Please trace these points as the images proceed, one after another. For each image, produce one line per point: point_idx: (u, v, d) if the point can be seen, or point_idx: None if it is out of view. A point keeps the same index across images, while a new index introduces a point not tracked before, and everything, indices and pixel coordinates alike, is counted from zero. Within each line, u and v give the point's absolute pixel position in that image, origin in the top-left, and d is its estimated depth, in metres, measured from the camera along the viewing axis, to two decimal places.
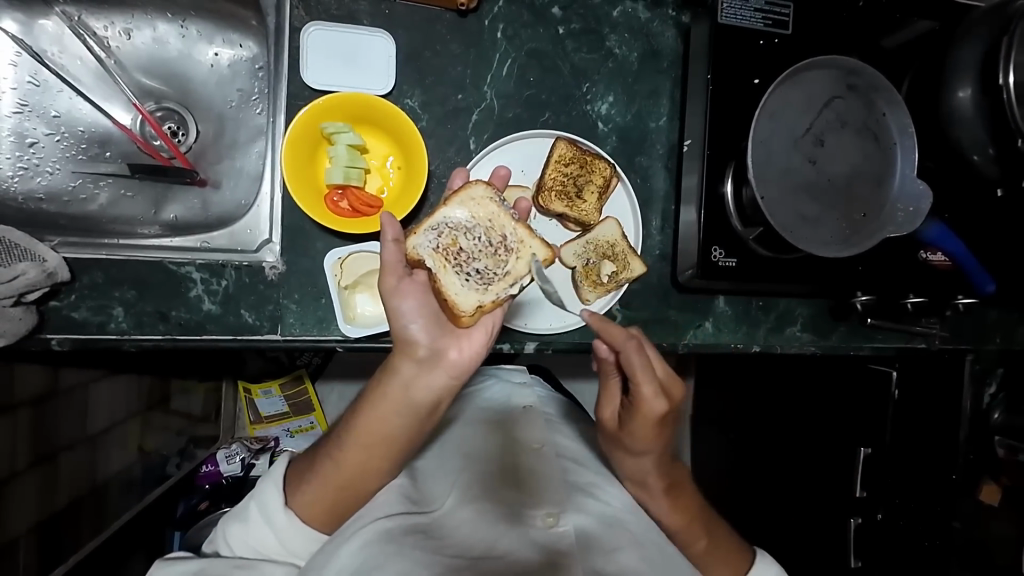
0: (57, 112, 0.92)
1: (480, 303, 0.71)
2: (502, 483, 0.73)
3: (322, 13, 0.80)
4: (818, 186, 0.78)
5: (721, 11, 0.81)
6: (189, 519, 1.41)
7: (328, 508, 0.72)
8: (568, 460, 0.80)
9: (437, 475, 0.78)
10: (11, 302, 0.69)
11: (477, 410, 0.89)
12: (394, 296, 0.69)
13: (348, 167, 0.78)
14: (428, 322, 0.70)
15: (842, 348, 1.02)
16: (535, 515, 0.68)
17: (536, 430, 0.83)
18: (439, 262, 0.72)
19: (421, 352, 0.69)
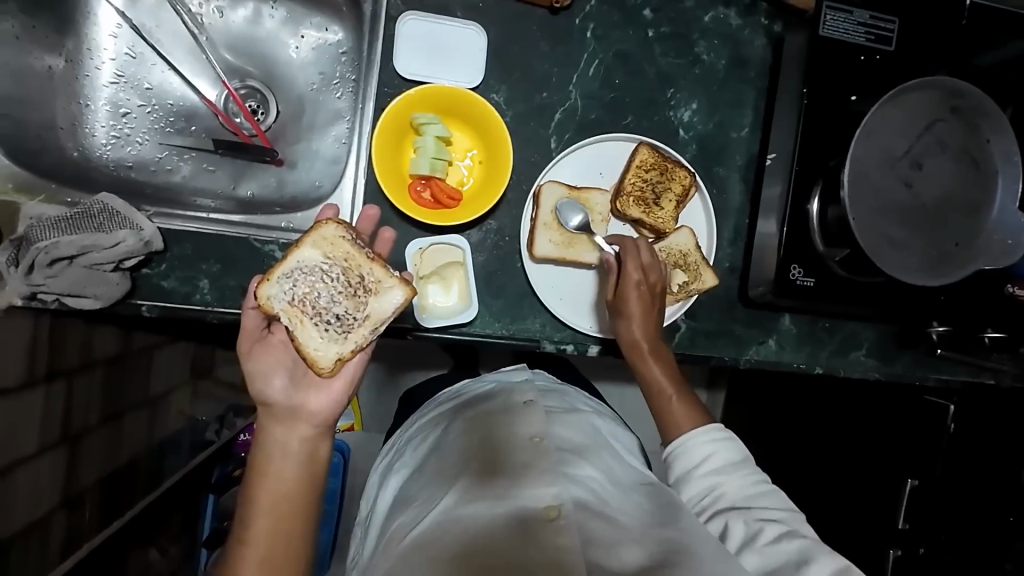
0: (150, 85, 0.94)
1: (339, 357, 0.71)
2: (496, 475, 0.63)
3: (418, 3, 0.80)
4: (912, 210, 0.75)
5: (823, 22, 0.79)
6: (224, 484, 1.49)
7: None
8: (566, 451, 0.68)
9: (433, 476, 0.69)
10: (110, 268, 0.72)
11: (471, 414, 0.77)
12: (251, 360, 0.70)
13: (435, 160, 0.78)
14: (289, 377, 0.70)
15: (907, 376, 0.99)
16: (534, 507, 0.58)
17: (528, 424, 0.71)
18: (295, 316, 0.71)
19: (281, 410, 0.69)
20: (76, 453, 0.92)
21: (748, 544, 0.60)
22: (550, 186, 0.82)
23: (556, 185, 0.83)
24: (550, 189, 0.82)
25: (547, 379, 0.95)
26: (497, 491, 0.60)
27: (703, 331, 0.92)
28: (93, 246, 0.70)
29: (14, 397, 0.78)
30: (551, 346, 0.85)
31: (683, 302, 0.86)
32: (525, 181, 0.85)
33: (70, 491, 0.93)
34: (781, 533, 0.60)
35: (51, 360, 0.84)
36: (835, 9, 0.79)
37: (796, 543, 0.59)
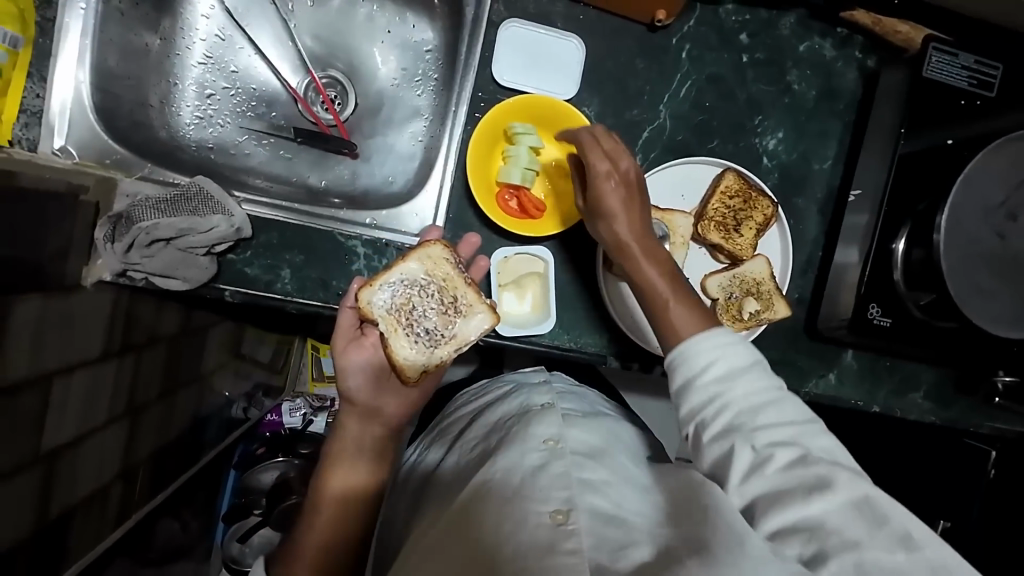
0: (236, 68, 0.95)
1: (423, 368, 0.72)
2: (505, 473, 0.56)
3: (520, 11, 0.81)
4: (1004, 261, 0.74)
5: (928, 63, 0.78)
6: (245, 462, 1.53)
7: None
8: (582, 455, 0.59)
9: (447, 483, 0.64)
10: (202, 251, 0.73)
11: (490, 424, 0.71)
12: (343, 358, 0.72)
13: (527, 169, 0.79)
14: (369, 379, 0.72)
15: (960, 422, 0.98)
16: (542, 512, 0.51)
17: (540, 425, 0.63)
18: (390, 325, 0.72)
19: (361, 408, 0.72)
20: (136, 426, 0.94)
21: (755, 474, 0.54)
22: None
23: None
24: None
25: (568, 384, 0.89)
26: (505, 494, 0.54)
27: (766, 360, 0.92)
28: (189, 230, 0.71)
29: (92, 369, 0.78)
30: (616, 362, 0.85)
31: (752, 331, 0.85)
32: None
33: (128, 462, 0.94)
34: (794, 459, 0.54)
35: (125, 333, 0.85)
36: (942, 51, 0.78)
37: (812, 470, 0.52)
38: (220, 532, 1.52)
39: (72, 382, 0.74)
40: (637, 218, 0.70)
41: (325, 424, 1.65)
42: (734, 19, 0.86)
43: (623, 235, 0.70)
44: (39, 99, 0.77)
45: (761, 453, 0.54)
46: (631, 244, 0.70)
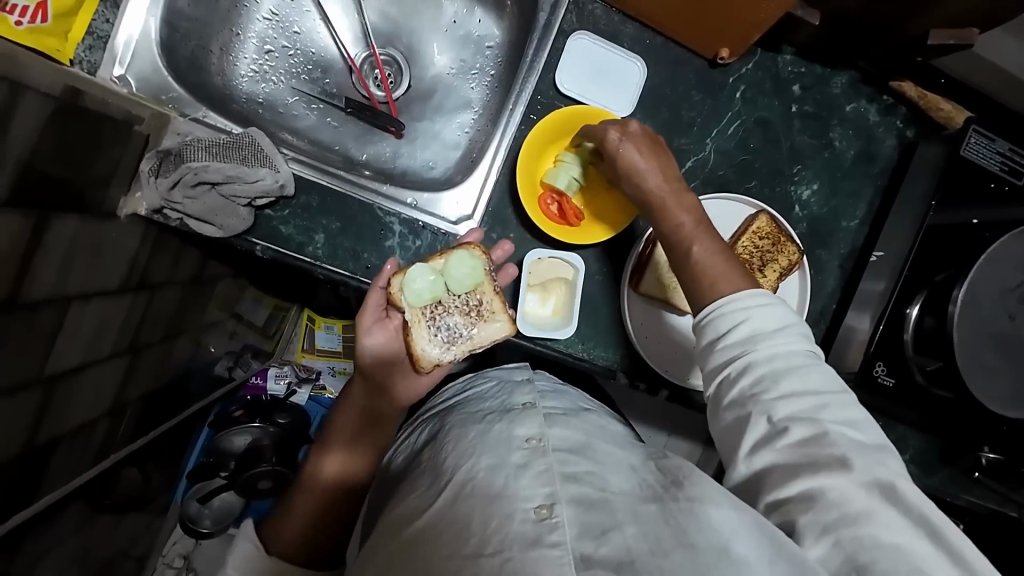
0: (299, 30, 0.96)
1: (438, 361, 0.75)
2: (492, 470, 0.60)
3: (590, 26, 0.84)
4: (1008, 342, 0.78)
5: (966, 143, 0.82)
6: (221, 422, 1.50)
7: (303, 537, 0.73)
8: (563, 453, 0.62)
9: (431, 468, 0.66)
10: (244, 203, 0.74)
11: (472, 412, 0.75)
12: (364, 334, 0.74)
13: (433, 290, 0.74)
14: (387, 356, 0.76)
15: (940, 491, 1.01)
16: (527, 509, 0.55)
17: (525, 424, 0.67)
18: (415, 314, 0.74)
19: (371, 380, 0.76)
20: (136, 362, 0.93)
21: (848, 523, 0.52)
22: None
23: None
24: None
25: (552, 383, 0.88)
26: (491, 491, 0.58)
27: None
28: (236, 178, 0.71)
29: (109, 300, 0.77)
30: (625, 379, 0.86)
31: None
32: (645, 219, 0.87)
33: (119, 399, 0.93)
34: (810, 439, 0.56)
35: (146, 270, 0.84)
36: (980, 134, 0.82)
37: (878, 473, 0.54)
38: (182, 490, 1.49)
39: (88, 309, 0.74)
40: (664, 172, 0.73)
41: (308, 397, 1.60)
42: (790, 70, 0.89)
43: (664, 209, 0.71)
44: (108, 25, 0.77)
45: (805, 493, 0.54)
46: (663, 200, 0.72)
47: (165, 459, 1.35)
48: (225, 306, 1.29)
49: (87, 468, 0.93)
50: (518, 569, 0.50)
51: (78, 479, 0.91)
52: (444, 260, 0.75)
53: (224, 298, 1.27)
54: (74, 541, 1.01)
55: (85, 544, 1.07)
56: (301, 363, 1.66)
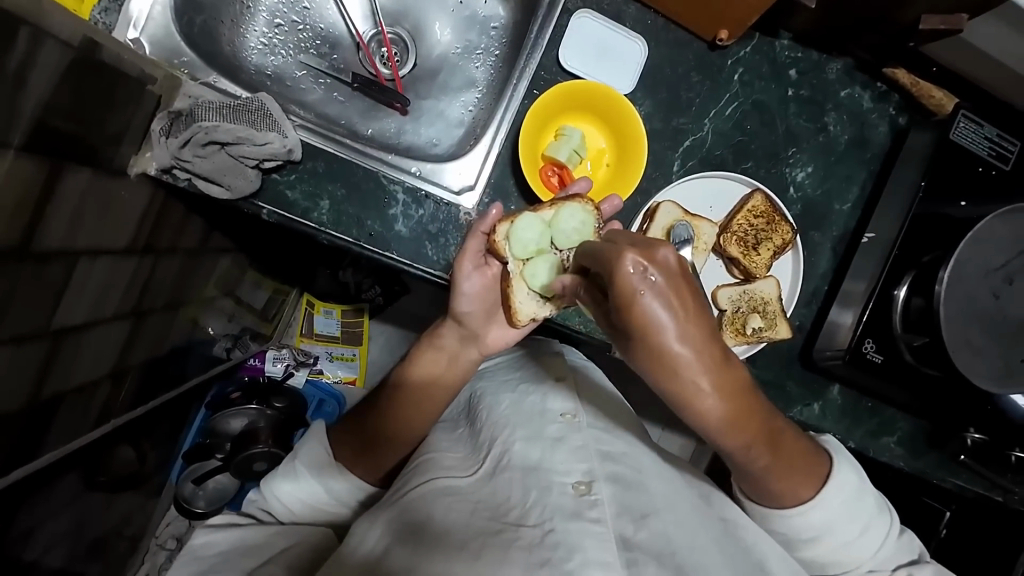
0: (309, 6, 0.98)
1: (533, 317, 0.80)
2: (528, 441, 0.72)
3: (594, 5, 0.86)
4: (992, 320, 0.80)
5: (954, 128, 0.84)
6: (218, 403, 1.51)
7: (361, 451, 0.79)
8: (596, 430, 0.76)
9: (464, 439, 0.80)
10: (252, 164, 0.75)
11: (502, 384, 0.88)
12: (462, 279, 0.78)
13: (538, 242, 0.77)
14: (479, 306, 0.81)
15: (927, 474, 1.02)
16: (566, 483, 0.66)
17: (558, 400, 0.80)
18: (518, 266, 0.78)
19: (466, 330, 0.83)
20: (138, 328, 0.95)
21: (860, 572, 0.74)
22: (667, 205, 0.84)
23: (672, 205, 0.85)
24: (666, 208, 0.84)
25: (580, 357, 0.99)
26: (528, 463, 0.69)
27: (759, 379, 0.96)
28: (245, 139, 0.73)
29: (116, 261, 0.79)
30: None
31: (752, 345, 0.89)
32: (644, 196, 0.89)
33: (120, 364, 0.95)
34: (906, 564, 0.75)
35: (151, 235, 0.86)
36: (969, 120, 0.84)
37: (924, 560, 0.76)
38: (177, 470, 1.50)
39: (95, 268, 0.75)
40: (692, 338, 0.51)
41: (306, 380, 1.62)
42: (787, 55, 0.92)
43: (678, 392, 0.54)
44: None
45: (797, 527, 0.72)
46: (680, 389, 0.54)
47: (162, 435, 1.36)
48: (226, 283, 1.30)
49: (86, 432, 0.95)
50: (562, 538, 0.58)
51: (77, 441, 0.93)
52: (552, 211, 0.78)
53: (225, 275, 1.28)
54: (69, 509, 1.02)
55: (81, 514, 1.08)
56: (299, 347, 1.65)
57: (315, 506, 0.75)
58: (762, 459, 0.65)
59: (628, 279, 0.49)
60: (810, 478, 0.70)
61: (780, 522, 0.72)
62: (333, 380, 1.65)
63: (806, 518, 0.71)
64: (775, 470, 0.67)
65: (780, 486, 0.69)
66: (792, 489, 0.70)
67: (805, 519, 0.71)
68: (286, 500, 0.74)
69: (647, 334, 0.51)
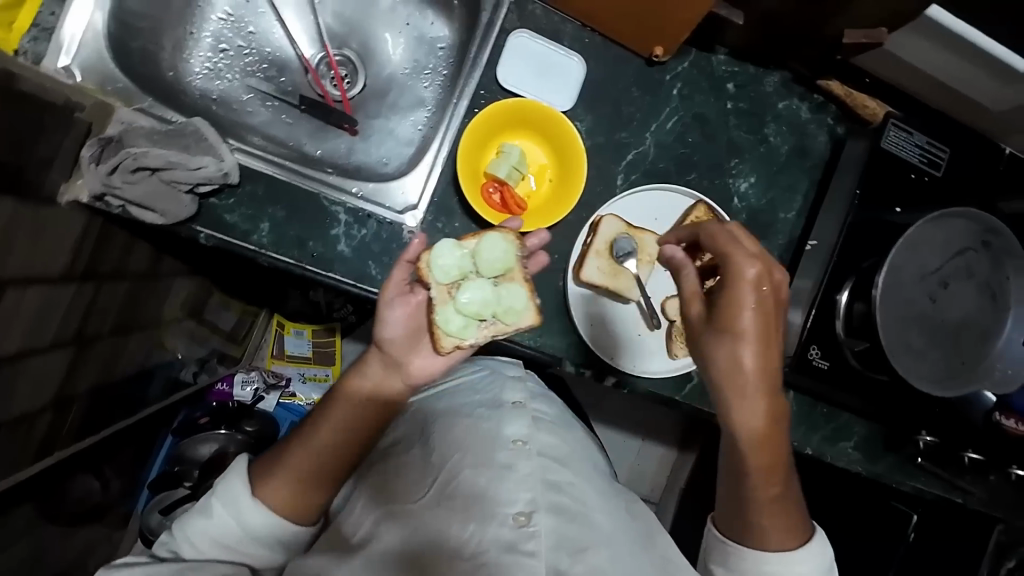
0: (254, 29, 0.98)
1: (459, 346, 0.73)
2: (477, 466, 0.71)
3: (531, 24, 0.87)
4: (931, 323, 0.82)
5: (886, 136, 0.87)
6: (184, 428, 1.46)
7: (291, 496, 0.70)
8: (547, 457, 0.74)
9: (411, 462, 0.75)
10: (185, 189, 0.74)
11: (458, 406, 0.81)
12: (385, 306, 0.72)
13: (461, 267, 0.74)
14: (407, 332, 0.73)
15: (887, 478, 1.03)
16: (507, 514, 0.67)
17: (513, 425, 0.77)
18: (442, 293, 0.73)
19: (392, 357, 0.73)
20: (81, 356, 0.92)
21: None
22: (609, 218, 0.86)
23: (614, 217, 0.86)
24: (608, 222, 0.86)
25: (542, 385, 0.93)
26: (474, 491, 0.69)
27: None
28: (177, 164, 0.73)
29: (50, 289, 0.78)
30: (570, 366, 0.89)
31: None
32: (587, 210, 0.90)
33: (64, 392, 0.93)
34: None
35: (91, 261, 0.85)
36: (899, 128, 0.87)
37: None
38: (143, 501, 1.43)
39: (27, 296, 0.74)
40: (767, 348, 0.64)
41: (278, 403, 1.58)
42: (724, 69, 0.94)
43: (730, 377, 0.65)
44: (54, 18, 0.79)
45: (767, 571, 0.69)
46: (743, 383, 0.64)
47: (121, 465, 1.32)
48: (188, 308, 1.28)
49: (29, 464, 0.92)
50: None
51: (18, 475, 0.90)
52: (475, 241, 0.76)
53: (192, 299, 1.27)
54: (21, 547, 0.98)
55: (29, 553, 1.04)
56: (270, 369, 1.63)
57: (228, 546, 0.69)
58: (769, 491, 0.68)
59: (738, 283, 0.63)
60: (791, 532, 0.70)
61: (750, 564, 0.70)
62: (307, 403, 1.62)
63: (780, 561, 0.69)
64: (764, 505, 0.68)
65: (763, 524, 0.69)
66: (769, 536, 0.69)
67: (777, 564, 0.69)
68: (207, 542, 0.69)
69: (726, 336, 0.64)
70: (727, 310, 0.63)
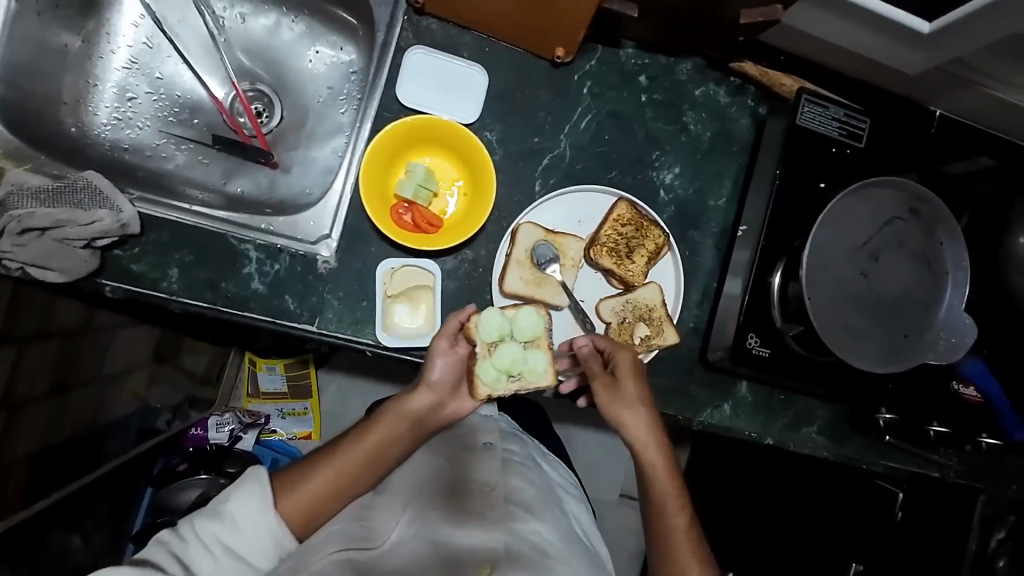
0: (161, 74, 0.97)
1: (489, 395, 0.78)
2: (446, 509, 0.75)
3: (428, 39, 0.86)
4: (866, 301, 0.79)
5: (800, 112, 0.84)
6: (163, 478, 1.40)
7: (311, 511, 0.75)
8: (513, 503, 0.78)
9: (387, 505, 0.79)
10: (81, 244, 0.73)
11: (430, 447, 0.86)
12: (434, 352, 0.77)
13: (500, 330, 0.77)
14: (447, 380, 0.78)
15: (856, 460, 0.99)
16: (468, 561, 0.69)
17: (484, 471, 0.81)
18: (484, 349, 0.77)
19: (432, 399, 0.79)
20: (13, 421, 0.91)
21: None
22: (526, 226, 0.84)
23: (532, 225, 0.85)
24: (526, 230, 0.84)
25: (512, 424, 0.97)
26: (439, 540, 0.71)
27: (660, 386, 0.93)
28: (69, 221, 0.72)
29: None
30: None
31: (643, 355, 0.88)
32: (506, 219, 0.87)
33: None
34: None
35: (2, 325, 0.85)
36: (813, 102, 0.84)
37: None
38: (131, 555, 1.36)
39: None
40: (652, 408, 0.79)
41: (256, 441, 1.55)
42: (634, 62, 0.92)
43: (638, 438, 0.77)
44: None
45: None
46: (643, 442, 0.77)
47: None
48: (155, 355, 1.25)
49: None
50: None
51: None
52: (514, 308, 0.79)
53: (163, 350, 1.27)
54: None
55: None
56: (248, 409, 1.61)
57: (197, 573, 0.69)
58: (681, 521, 0.78)
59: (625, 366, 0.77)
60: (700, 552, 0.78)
61: None
62: (288, 437, 1.60)
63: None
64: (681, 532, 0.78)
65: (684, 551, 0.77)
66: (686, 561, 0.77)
67: None
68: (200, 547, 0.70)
69: (628, 403, 0.76)
70: (621, 385, 0.77)
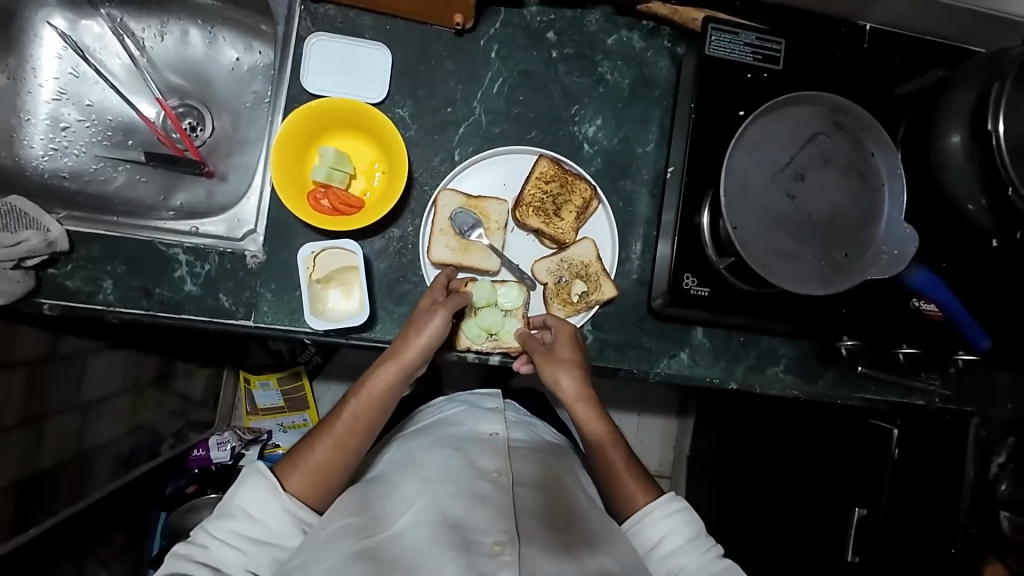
0: (91, 101, 1.01)
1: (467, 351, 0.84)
2: (460, 496, 0.68)
3: (327, 25, 0.86)
4: (796, 222, 0.76)
5: (708, 42, 0.82)
6: (175, 500, 1.44)
7: (317, 483, 0.75)
8: (525, 486, 0.73)
9: (393, 496, 0.72)
10: (11, 265, 0.75)
11: (437, 437, 0.81)
12: (424, 310, 0.78)
13: (487, 299, 0.85)
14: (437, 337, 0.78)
15: (829, 396, 0.95)
16: (482, 543, 0.62)
17: (490, 457, 0.75)
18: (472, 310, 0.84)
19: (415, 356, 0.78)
20: None
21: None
22: (447, 194, 0.85)
23: (453, 192, 0.86)
24: (447, 197, 0.85)
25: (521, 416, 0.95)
26: (451, 521, 0.64)
27: (613, 342, 0.90)
28: None
29: None
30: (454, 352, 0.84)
31: (582, 313, 0.87)
32: (429, 192, 0.87)
33: None
34: None
35: None
36: (720, 30, 0.82)
37: None
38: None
39: None
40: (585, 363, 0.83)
41: (260, 457, 1.58)
42: (540, 19, 0.91)
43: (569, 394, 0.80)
44: None
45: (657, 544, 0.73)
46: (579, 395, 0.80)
47: None
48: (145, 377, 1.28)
49: None
50: None
51: None
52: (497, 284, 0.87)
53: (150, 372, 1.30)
54: None
55: None
56: (249, 426, 1.63)
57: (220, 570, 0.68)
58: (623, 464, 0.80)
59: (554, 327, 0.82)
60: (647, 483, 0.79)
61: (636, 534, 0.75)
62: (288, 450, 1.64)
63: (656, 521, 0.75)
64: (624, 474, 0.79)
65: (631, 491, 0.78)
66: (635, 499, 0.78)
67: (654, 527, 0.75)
68: (220, 540, 0.70)
69: (562, 363, 0.80)
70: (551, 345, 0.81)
